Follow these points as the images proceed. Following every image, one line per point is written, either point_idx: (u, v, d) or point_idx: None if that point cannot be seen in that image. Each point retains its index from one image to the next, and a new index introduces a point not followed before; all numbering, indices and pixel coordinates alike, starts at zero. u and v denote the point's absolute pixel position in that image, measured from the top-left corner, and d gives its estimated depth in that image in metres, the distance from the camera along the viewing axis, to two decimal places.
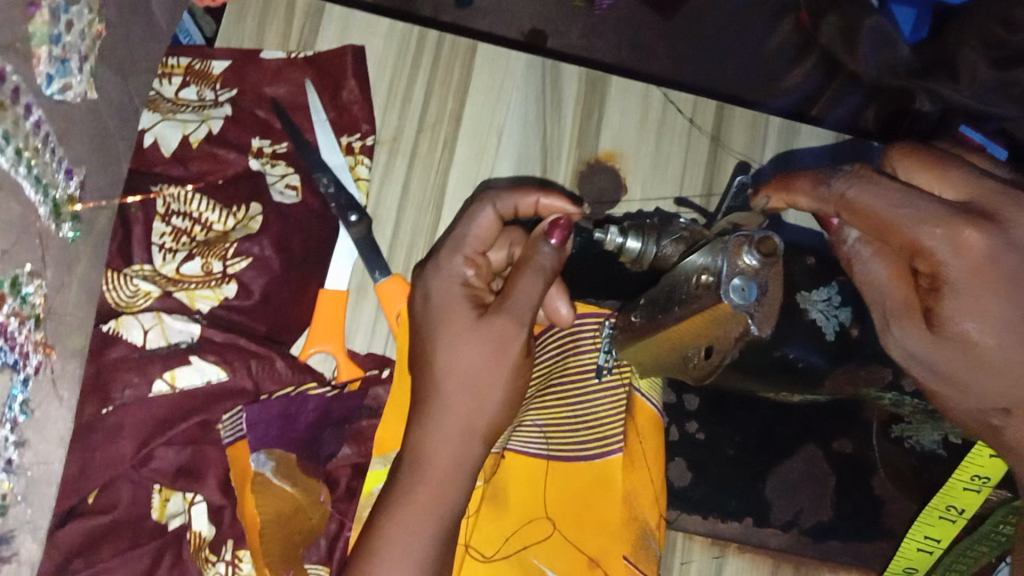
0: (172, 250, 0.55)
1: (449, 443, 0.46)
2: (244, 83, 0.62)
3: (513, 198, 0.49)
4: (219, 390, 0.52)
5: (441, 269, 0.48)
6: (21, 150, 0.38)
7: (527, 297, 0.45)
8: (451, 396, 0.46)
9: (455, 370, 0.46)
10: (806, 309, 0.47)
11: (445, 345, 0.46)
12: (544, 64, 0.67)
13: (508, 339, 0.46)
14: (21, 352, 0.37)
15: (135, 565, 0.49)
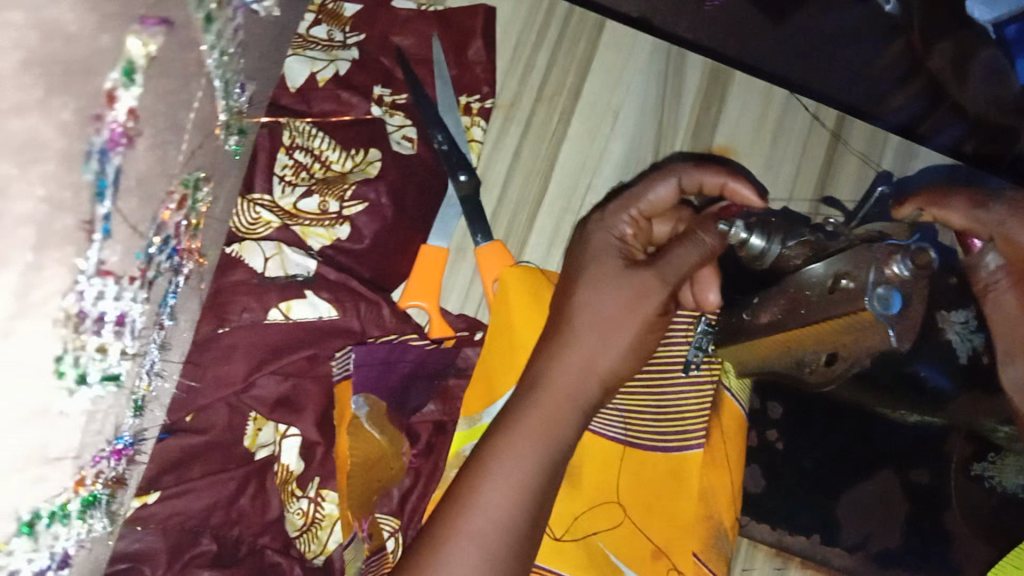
0: (292, 183, 0.55)
1: (569, 378, 0.48)
2: (372, 29, 0.61)
3: (700, 176, 0.52)
4: (329, 327, 0.53)
5: (604, 221, 0.52)
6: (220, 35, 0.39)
7: (676, 265, 0.49)
8: (583, 332, 0.49)
9: (590, 307, 0.49)
10: (943, 331, 0.54)
11: (587, 286, 0.50)
12: (669, 49, 0.66)
13: (648, 293, 0.49)
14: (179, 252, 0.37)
15: (221, 489, 0.49)
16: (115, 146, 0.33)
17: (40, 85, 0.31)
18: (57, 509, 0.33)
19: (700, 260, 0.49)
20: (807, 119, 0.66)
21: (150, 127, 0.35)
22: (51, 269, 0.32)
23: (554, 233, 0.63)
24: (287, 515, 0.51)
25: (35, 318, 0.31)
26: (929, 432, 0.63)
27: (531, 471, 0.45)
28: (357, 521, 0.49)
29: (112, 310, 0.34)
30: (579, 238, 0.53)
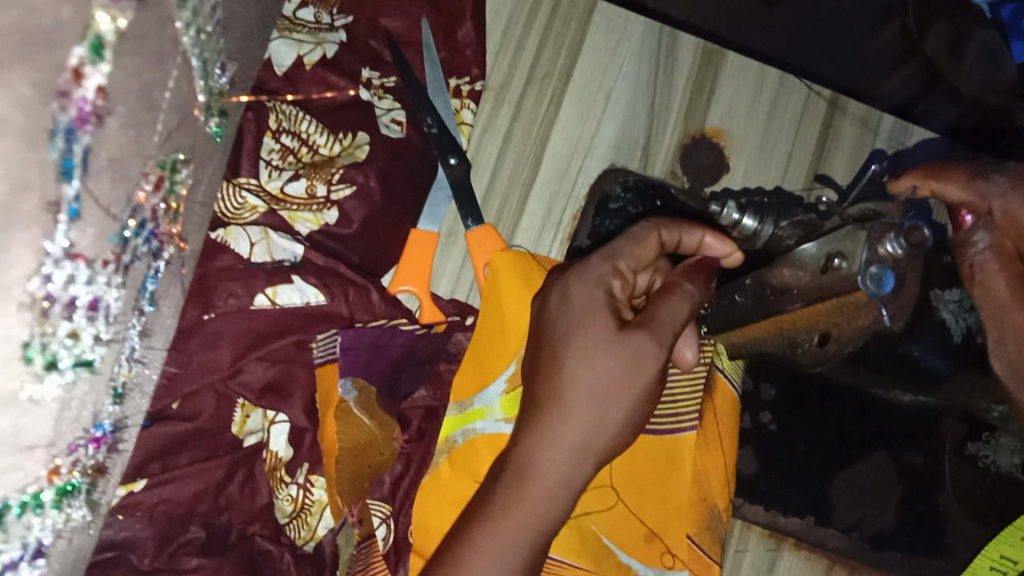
0: (279, 168, 0.54)
1: (563, 466, 0.43)
2: (361, 11, 0.60)
3: (691, 232, 0.49)
4: (317, 312, 0.52)
5: (588, 274, 0.45)
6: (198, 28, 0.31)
7: (668, 323, 0.45)
8: (574, 410, 0.43)
9: (582, 383, 0.43)
10: (939, 308, 0.54)
11: (576, 357, 0.43)
12: (661, 30, 0.65)
13: (644, 360, 0.44)
14: (160, 238, 0.32)
15: (209, 477, 0.49)
16: (84, 124, 0.27)
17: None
18: (30, 500, 0.27)
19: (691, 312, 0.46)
20: (800, 99, 0.66)
21: (125, 101, 0.28)
22: (16, 252, 0.26)
23: (545, 217, 0.63)
24: (276, 502, 0.50)
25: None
26: (924, 410, 0.63)
27: (514, 569, 0.42)
28: (347, 506, 0.49)
29: (84, 292, 0.28)
30: (560, 292, 0.46)
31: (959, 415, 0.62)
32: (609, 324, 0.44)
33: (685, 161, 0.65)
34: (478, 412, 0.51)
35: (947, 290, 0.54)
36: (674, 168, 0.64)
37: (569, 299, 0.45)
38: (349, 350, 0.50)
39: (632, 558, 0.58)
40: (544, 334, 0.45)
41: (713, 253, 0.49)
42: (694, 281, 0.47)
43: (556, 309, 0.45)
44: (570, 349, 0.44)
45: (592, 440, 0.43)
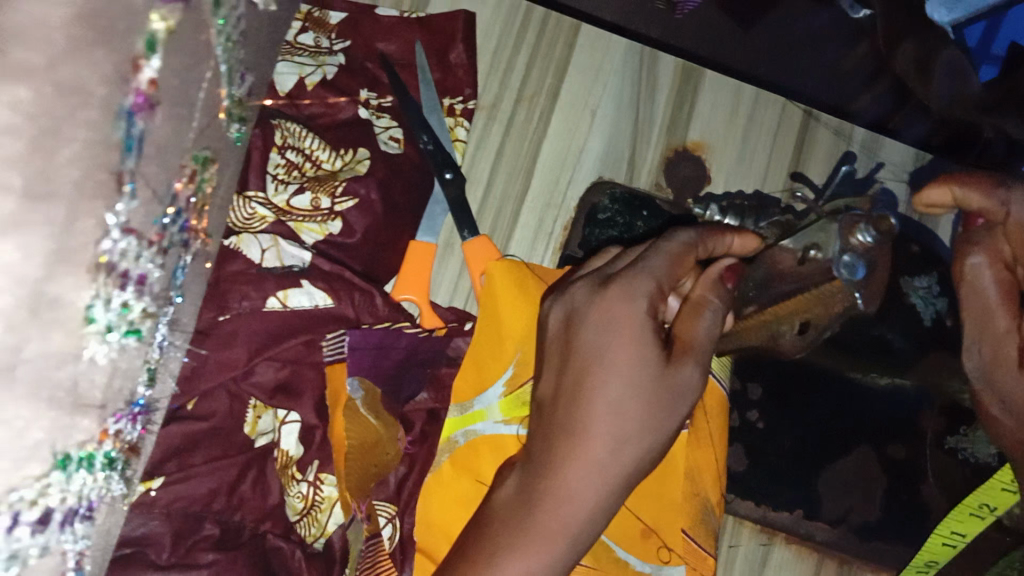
0: (284, 181, 0.57)
1: (601, 503, 0.43)
2: (357, 36, 0.64)
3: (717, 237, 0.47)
4: (324, 315, 0.55)
5: (629, 292, 0.44)
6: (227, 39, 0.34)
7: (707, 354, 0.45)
8: (622, 444, 0.43)
9: (626, 411, 0.43)
10: (908, 294, 0.67)
11: (622, 386, 0.43)
12: (642, 51, 0.69)
13: (682, 394, 0.45)
14: (190, 232, 0.35)
15: (222, 475, 0.51)
16: (140, 110, 0.28)
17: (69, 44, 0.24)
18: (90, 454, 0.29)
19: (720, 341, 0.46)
20: (775, 113, 0.70)
21: (170, 95, 0.30)
22: (81, 220, 0.27)
23: (537, 228, 0.66)
24: (287, 499, 0.52)
25: (70, 266, 0.26)
26: (903, 405, 0.66)
27: None
28: (356, 503, 0.51)
29: (133, 267, 0.30)
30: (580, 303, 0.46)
31: (936, 410, 0.66)
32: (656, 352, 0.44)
33: (669, 172, 0.68)
34: (479, 414, 0.54)
35: (916, 278, 0.68)
36: (657, 179, 0.68)
37: (621, 325, 0.44)
38: (357, 350, 0.53)
39: (630, 554, 0.60)
40: (579, 349, 0.44)
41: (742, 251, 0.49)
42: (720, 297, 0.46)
43: (594, 338, 0.44)
44: (625, 383, 0.43)
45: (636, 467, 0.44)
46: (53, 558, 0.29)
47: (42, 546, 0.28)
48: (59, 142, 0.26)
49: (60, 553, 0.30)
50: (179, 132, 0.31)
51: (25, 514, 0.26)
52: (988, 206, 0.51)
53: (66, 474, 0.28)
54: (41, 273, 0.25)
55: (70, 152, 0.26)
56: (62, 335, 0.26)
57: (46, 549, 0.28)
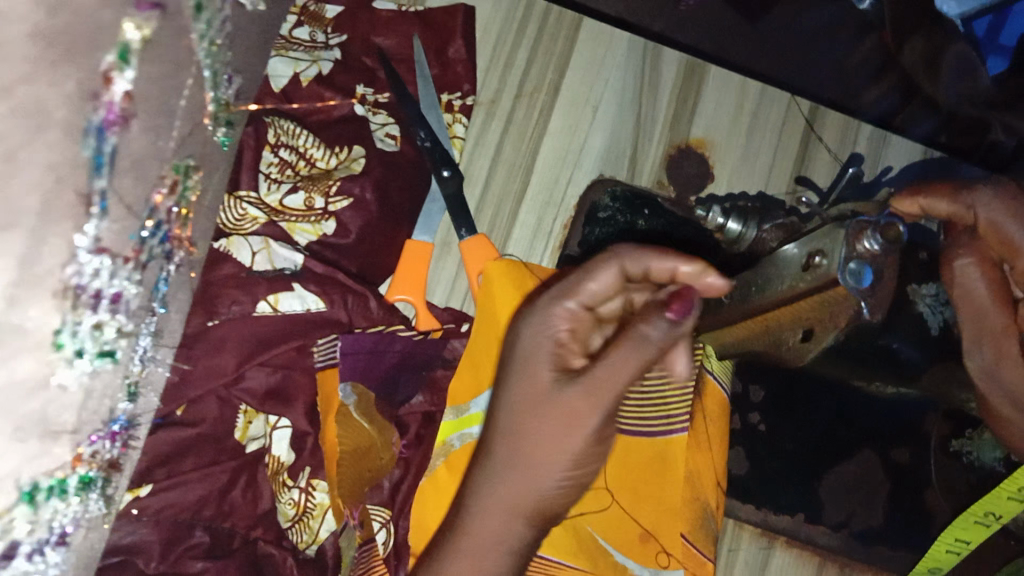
0: (277, 180, 0.56)
1: (511, 529, 0.44)
2: (354, 30, 0.62)
3: (642, 260, 0.47)
4: (316, 318, 0.53)
5: (536, 314, 0.45)
6: (211, 42, 0.32)
7: (610, 378, 0.42)
8: (513, 466, 0.44)
9: (523, 439, 0.43)
10: (915, 302, 0.54)
11: (516, 411, 0.44)
12: (646, 45, 0.68)
13: (581, 418, 0.43)
14: (173, 242, 0.33)
15: (213, 481, 0.50)
16: (112, 126, 0.28)
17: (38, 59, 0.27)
18: (56, 483, 0.29)
19: (640, 368, 0.42)
20: (781, 109, 0.68)
21: (144, 107, 0.29)
22: (50, 243, 0.27)
23: (536, 227, 0.65)
24: (278, 506, 0.52)
25: (34, 292, 0.27)
26: (907, 410, 0.65)
27: None
28: (349, 510, 0.50)
29: (106, 286, 0.29)
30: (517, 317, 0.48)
31: (941, 414, 0.65)
32: (547, 375, 0.44)
33: (672, 170, 0.67)
34: (475, 417, 0.52)
35: (924, 284, 0.54)
36: (660, 178, 0.66)
37: (515, 351, 0.45)
38: (349, 353, 0.52)
39: (628, 559, 0.59)
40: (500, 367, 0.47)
41: (703, 288, 0.47)
42: (656, 319, 0.41)
43: (508, 357, 0.46)
44: (510, 410, 0.44)
45: (536, 494, 0.44)
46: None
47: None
48: (16, 166, 0.27)
49: None
50: (156, 143, 0.30)
51: None
52: (956, 210, 0.48)
53: (33, 507, 0.29)
54: None
55: (28, 178, 0.27)
56: (26, 359, 0.27)
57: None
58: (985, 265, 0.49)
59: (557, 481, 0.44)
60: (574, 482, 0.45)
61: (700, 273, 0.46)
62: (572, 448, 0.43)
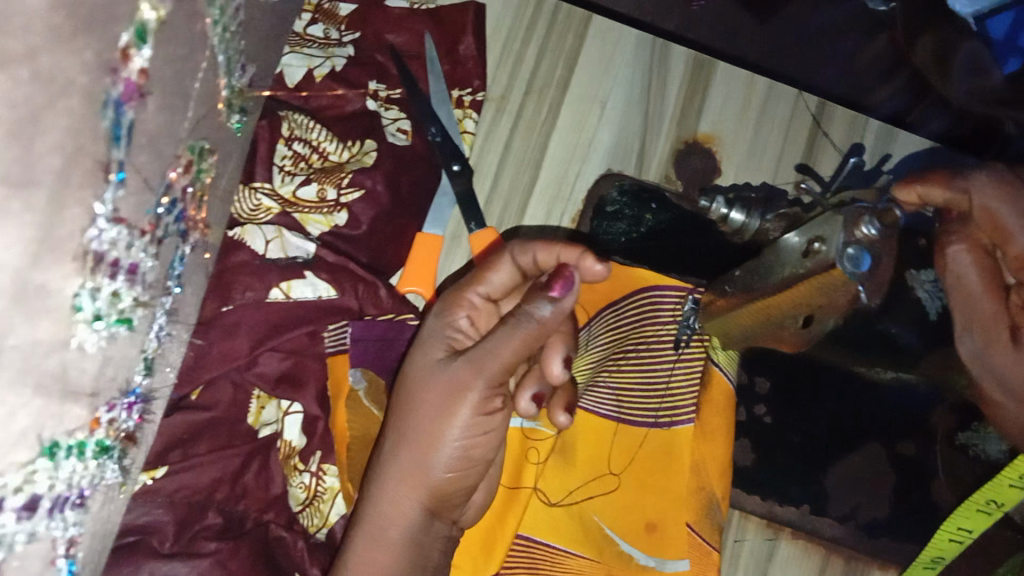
0: (291, 173, 0.57)
1: (412, 502, 0.48)
2: (367, 27, 0.64)
3: (531, 251, 0.52)
4: (327, 307, 0.54)
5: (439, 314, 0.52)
6: (224, 29, 0.34)
7: (492, 354, 0.47)
8: (405, 441, 0.48)
9: (414, 417, 0.48)
10: (914, 287, 0.63)
11: (409, 394, 0.49)
12: (653, 42, 0.69)
13: (463, 390, 0.47)
14: (188, 223, 0.35)
15: (226, 464, 0.51)
16: (129, 99, 0.28)
17: (64, 25, 0.25)
18: (79, 443, 0.29)
19: (522, 343, 0.46)
20: (788, 105, 0.69)
21: (160, 85, 0.30)
22: (70, 211, 0.27)
23: (544, 221, 0.66)
24: (290, 489, 0.53)
25: (57, 255, 0.26)
26: (913, 402, 0.65)
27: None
28: (358, 494, 0.51)
29: (125, 256, 0.30)
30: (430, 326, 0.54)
31: (948, 406, 0.65)
32: (439, 356, 0.50)
33: (679, 165, 0.67)
34: None
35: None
36: (668, 172, 0.67)
37: (420, 340, 0.52)
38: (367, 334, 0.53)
39: (633, 548, 0.60)
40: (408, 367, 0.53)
41: (586, 273, 0.50)
42: (538, 300, 0.47)
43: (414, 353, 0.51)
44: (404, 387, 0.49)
45: (423, 468, 0.47)
46: (40, 545, 0.29)
47: (30, 531, 0.28)
48: (38, 131, 0.25)
49: (50, 540, 0.30)
50: (171, 122, 0.31)
51: (8, 500, 0.27)
52: (952, 197, 0.51)
53: (53, 462, 0.28)
54: (26, 262, 0.25)
55: (50, 141, 0.25)
56: (48, 321, 0.26)
57: (33, 536, 0.29)
58: (977, 250, 0.51)
59: (445, 458, 0.47)
60: (467, 464, 0.48)
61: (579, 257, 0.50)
62: (457, 422, 0.47)
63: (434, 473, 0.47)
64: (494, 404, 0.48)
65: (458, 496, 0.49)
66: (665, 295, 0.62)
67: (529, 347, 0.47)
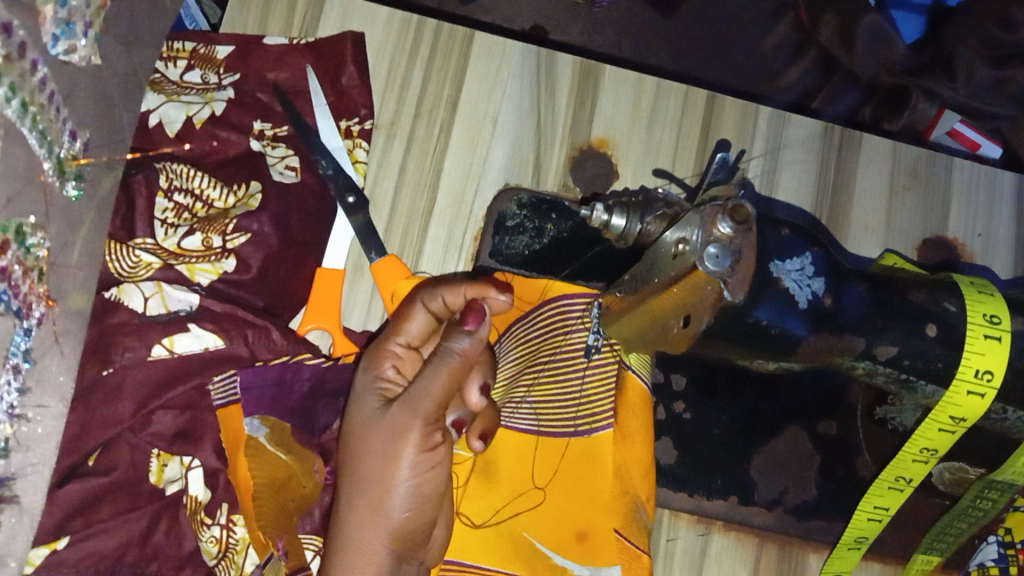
0: (174, 225, 0.57)
1: (376, 553, 0.48)
2: (247, 68, 0.64)
3: (439, 294, 0.53)
4: (216, 356, 0.54)
5: (365, 368, 0.52)
6: (26, 104, 0.42)
7: (424, 393, 0.48)
8: (356, 494, 0.48)
9: (360, 471, 0.49)
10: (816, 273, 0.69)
11: (350, 449, 0.49)
12: (539, 53, 0.69)
13: (403, 432, 0.48)
14: None
15: (132, 527, 0.51)
16: None
17: None
18: None
19: (450, 378, 0.48)
20: (678, 101, 0.70)
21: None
22: None
23: (447, 242, 0.65)
24: (201, 545, 0.52)
25: None
26: (829, 383, 0.66)
27: None
28: (271, 541, 0.51)
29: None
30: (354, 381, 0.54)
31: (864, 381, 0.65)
32: (376, 405, 0.50)
33: (575, 172, 0.68)
34: None
35: None
36: (565, 180, 0.67)
37: (353, 397, 0.52)
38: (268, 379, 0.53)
39: (566, 559, 0.60)
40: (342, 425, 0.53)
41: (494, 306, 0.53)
42: (461, 333, 0.49)
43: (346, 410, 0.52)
44: (348, 441, 0.50)
45: (380, 514, 0.48)
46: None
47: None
48: None
49: None
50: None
51: None
52: None
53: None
54: None
55: None
56: None
57: None
58: None
59: (400, 497, 0.48)
60: (421, 501, 0.49)
61: (484, 292, 0.53)
62: (403, 464, 0.48)
63: (392, 516, 0.48)
64: (437, 439, 0.49)
65: (421, 536, 0.50)
66: (574, 303, 0.62)
67: (457, 379, 0.49)
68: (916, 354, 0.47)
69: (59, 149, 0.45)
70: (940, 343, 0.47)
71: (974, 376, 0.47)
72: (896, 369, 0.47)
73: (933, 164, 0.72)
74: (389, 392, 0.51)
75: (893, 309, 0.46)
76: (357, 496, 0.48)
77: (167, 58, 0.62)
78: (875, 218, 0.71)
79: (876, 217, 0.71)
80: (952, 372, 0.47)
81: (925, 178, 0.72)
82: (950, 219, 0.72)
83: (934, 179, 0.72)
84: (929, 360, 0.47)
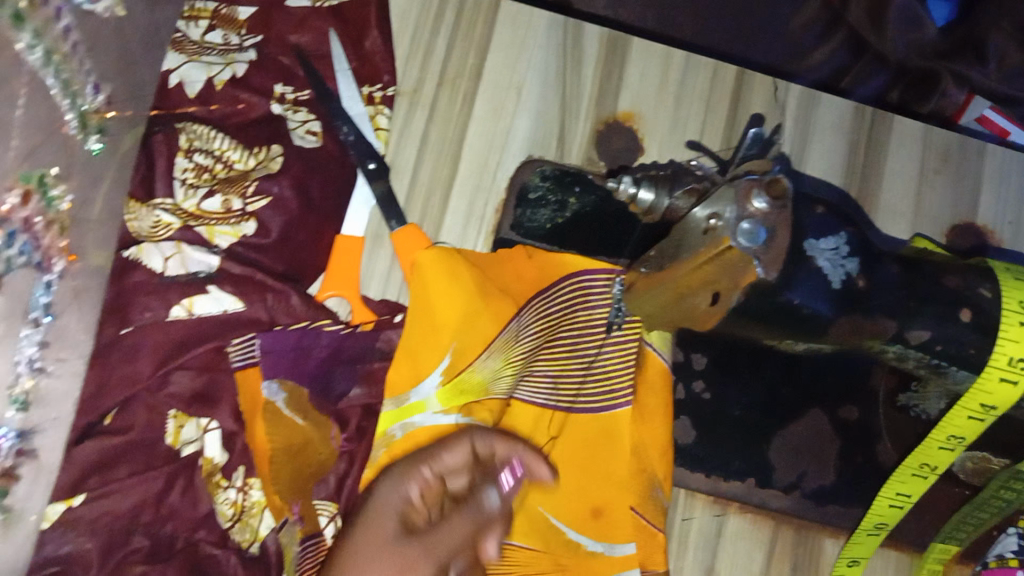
0: (194, 186, 0.56)
1: None
2: (269, 31, 0.63)
3: (488, 437, 0.55)
4: (234, 319, 0.54)
5: (389, 483, 0.51)
6: (49, 52, 0.41)
7: (443, 539, 0.48)
8: (370, 558, 0.47)
9: (379, 549, 0.47)
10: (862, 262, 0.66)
11: (360, 557, 0.47)
12: (566, 23, 0.68)
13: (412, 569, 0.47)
14: None
15: (148, 487, 0.51)
16: None
17: None
18: None
19: (470, 531, 0.49)
20: (707, 76, 0.68)
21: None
22: None
23: (468, 212, 0.64)
24: (216, 507, 0.53)
25: None
26: (851, 368, 0.65)
27: None
28: (288, 506, 0.53)
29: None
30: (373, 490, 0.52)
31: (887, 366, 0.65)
32: (392, 529, 0.49)
33: (600, 146, 0.66)
34: (415, 406, 0.57)
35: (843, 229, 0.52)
36: (589, 154, 0.66)
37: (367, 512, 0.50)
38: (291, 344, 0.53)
39: (581, 535, 0.59)
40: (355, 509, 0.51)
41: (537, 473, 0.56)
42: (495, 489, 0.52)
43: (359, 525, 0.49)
44: (345, 558, 0.48)
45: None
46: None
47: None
48: None
49: None
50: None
51: None
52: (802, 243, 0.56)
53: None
54: None
55: None
56: None
57: None
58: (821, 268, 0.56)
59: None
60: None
61: (532, 457, 0.55)
62: None
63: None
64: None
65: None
66: (595, 279, 0.61)
67: (477, 536, 0.49)
68: (949, 339, 0.45)
69: (83, 103, 0.44)
70: (973, 328, 0.45)
71: (1006, 363, 0.46)
72: (927, 354, 0.46)
73: (964, 150, 0.71)
74: (409, 519, 0.50)
75: (926, 294, 0.45)
76: (370, 560, 0.47)
77: (188, 17, 0.61)
78: (905, 200, 0.69)
79: (905, 201, 0.69)
80: (982, 357, 0.46)
81: (955, 163, 0.70)
82: (980, 205, 0.70)
83: (966, 164, 0.71)
84: (961, 345, 0.45)
